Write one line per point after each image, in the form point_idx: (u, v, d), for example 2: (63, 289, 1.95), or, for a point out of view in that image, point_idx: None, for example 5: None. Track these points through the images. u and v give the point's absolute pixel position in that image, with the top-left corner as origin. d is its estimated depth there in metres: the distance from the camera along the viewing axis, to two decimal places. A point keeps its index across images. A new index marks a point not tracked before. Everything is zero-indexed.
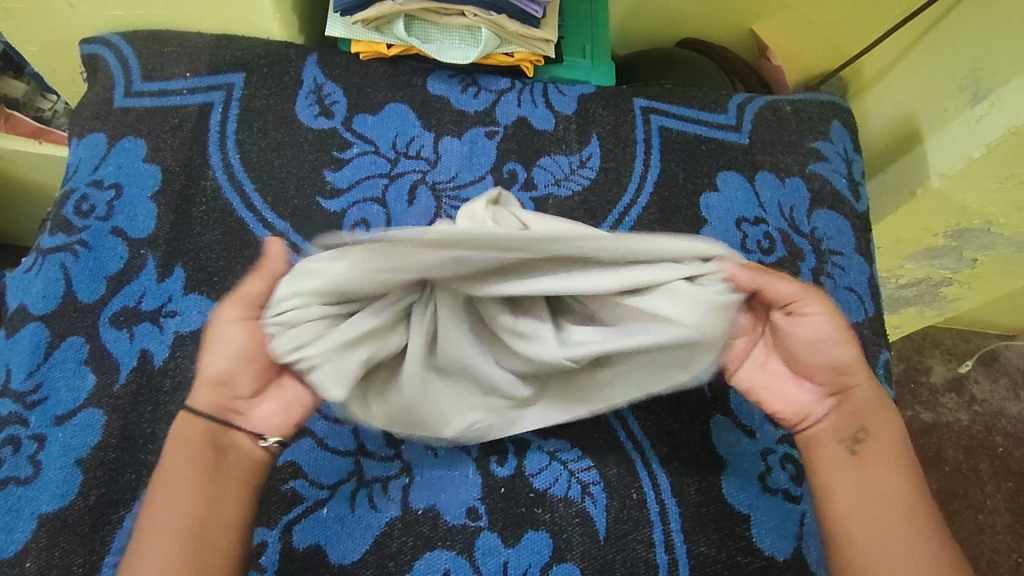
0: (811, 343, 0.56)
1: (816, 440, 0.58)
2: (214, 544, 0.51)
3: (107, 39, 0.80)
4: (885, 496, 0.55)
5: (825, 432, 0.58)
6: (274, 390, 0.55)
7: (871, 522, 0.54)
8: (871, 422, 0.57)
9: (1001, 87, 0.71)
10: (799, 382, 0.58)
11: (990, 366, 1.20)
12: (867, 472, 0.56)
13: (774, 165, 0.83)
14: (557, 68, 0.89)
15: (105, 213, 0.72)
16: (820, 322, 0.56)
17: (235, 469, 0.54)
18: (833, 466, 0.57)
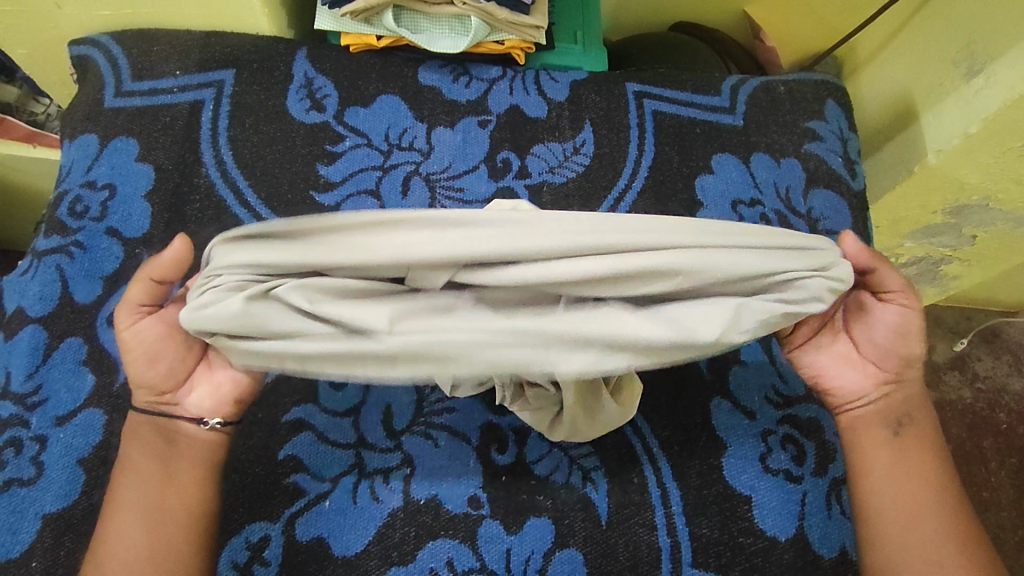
0: (887, 336, 0.55)
1: (862, 422, 0.57)
2: (176, 529, 0.52)
3: (96, 40, 0.80)
4: (914, 480, 0.55)
5: (873, 415, 0.56)
6: (204, 373, 0.54)
7: (899, 500, 0.54)
8: (916, 411, 0.57)
9: (997, 60, 0.70)
10: (862, 367, 0.56)
11: (992, 344, 1.20)
12: (903, 460, 0.55)
13: (769, 146, 0.82)
14: (549, 55, 0.88)
15: (99, 213, 0.71)
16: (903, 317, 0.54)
17: (189, 452, 0.54)
18: (871, 448, 0.56)
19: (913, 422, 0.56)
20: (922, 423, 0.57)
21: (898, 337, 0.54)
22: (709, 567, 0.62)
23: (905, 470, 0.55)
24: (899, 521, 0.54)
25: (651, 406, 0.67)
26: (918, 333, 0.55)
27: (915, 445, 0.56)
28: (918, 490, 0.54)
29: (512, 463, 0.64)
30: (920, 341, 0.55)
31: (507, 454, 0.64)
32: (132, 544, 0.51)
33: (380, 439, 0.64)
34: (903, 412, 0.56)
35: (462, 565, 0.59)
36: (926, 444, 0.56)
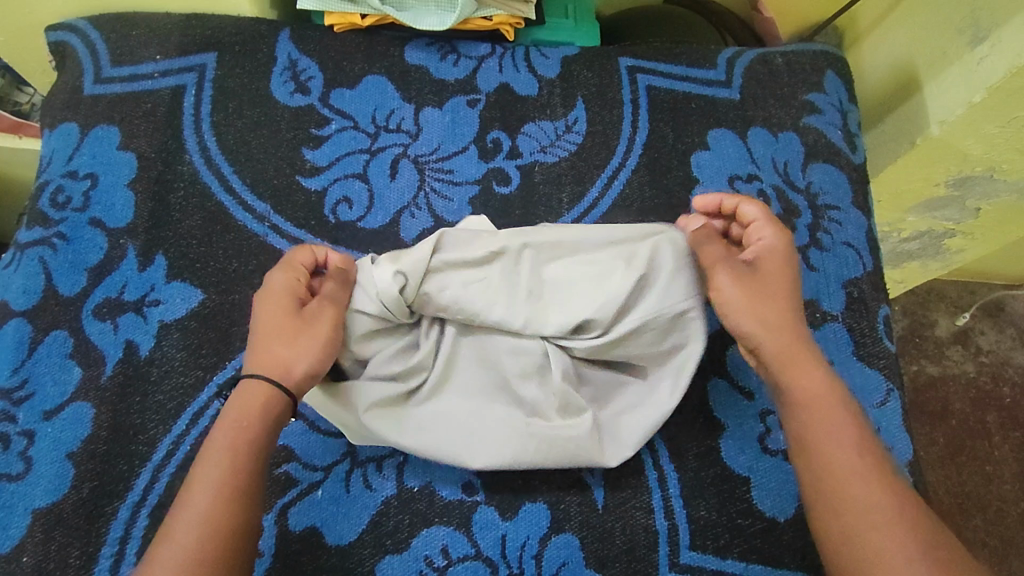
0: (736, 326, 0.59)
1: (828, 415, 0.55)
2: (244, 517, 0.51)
3: (73, 25, 0.78)
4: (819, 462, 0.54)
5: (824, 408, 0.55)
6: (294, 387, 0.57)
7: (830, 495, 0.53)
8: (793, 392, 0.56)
9: (1002, 26, 0.68)
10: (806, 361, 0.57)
11: (995, 317, 1.18)
12: (799, 420, 0.54)
13: (767, 120, 0.80)
14: (540, 30, 0.85)
15: (81, 203, 0.70)
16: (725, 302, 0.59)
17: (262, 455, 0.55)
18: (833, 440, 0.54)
19: (799, 381, 0.55)
20: (812, 378, 0.55)
21: (746, 299, 0.59)
22: (707, 549, 0.61)
23: (809, 433, 0.53)
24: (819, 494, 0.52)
25: None
26: (761, 282, 0.59)
27: (811, 403, 0.54)
28: (831, 449, 0.52)
29: None
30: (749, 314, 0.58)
31: None
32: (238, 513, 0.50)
33: None
34: (781, 369, 0.56)
35: (456, 552, 0.59)
36: (823, 400, 0.54)
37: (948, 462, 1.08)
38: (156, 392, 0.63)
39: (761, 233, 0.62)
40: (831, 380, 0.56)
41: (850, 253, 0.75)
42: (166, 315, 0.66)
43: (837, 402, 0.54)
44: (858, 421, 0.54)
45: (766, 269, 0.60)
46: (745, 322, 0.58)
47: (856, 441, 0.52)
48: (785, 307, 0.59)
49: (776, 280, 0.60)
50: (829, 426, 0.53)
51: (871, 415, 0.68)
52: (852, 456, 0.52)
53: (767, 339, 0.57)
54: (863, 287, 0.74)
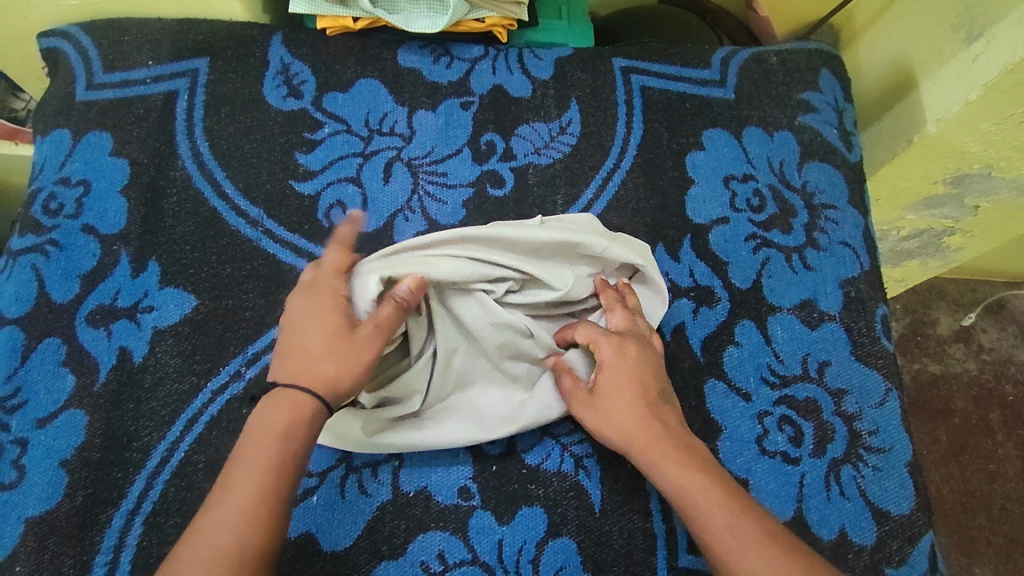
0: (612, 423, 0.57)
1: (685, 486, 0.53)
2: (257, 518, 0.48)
3: (65, 31, 0.77)
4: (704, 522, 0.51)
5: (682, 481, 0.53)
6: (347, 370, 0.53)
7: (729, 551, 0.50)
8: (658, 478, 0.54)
9: (997, 23, 0.67)
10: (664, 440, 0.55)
11: (997, 315, 1.18)
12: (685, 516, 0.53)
13: (761, 119, 0.80)
14: (533, 32, 0.85)
15: (74, 210, 0.70)
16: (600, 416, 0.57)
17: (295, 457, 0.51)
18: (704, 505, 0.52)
19: (662, 478, 0.54)
20: (670, 472, 0.54)
21: (595, 422, 0.58)
22: (705, 552, 0.60)
23: (692, 524, 0.52)
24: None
25: None
26: (604, 398, 0.58)
27: (682, 501, 0.53)
28: (712, 537, 0.50)
29: (502, 452, 0.62)
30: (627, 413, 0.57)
31: (497, 443, 0.63)
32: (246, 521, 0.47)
33: None
34: (647, 470, 0.55)
35: (453, 557, 0.58)
36: (691, 492, 0.53)
37: (951, 461, 1.08)
38: (150, 398, 0.62)
39: (600, 347, 0.59)
40: (695, 460, 0.54)
41: (847, 253, 0.75)
42: (159, 321, 0.65)
43: (703, 483, 0.53)
44: (730, 493, 0.52)
45: (608, 383, 0.58)
46: (611, 441, 0.57)
47: (733, 519, 0.51)
48: (640, 412, 0.56)
49: (624, 383, 0.57)
50: (705, 514, 0.51)
51: (870, 416, 0.67)
52: (733, 537, 0.50)
53: (631, 452, 0.56)
54: (860, 286, 0.73)
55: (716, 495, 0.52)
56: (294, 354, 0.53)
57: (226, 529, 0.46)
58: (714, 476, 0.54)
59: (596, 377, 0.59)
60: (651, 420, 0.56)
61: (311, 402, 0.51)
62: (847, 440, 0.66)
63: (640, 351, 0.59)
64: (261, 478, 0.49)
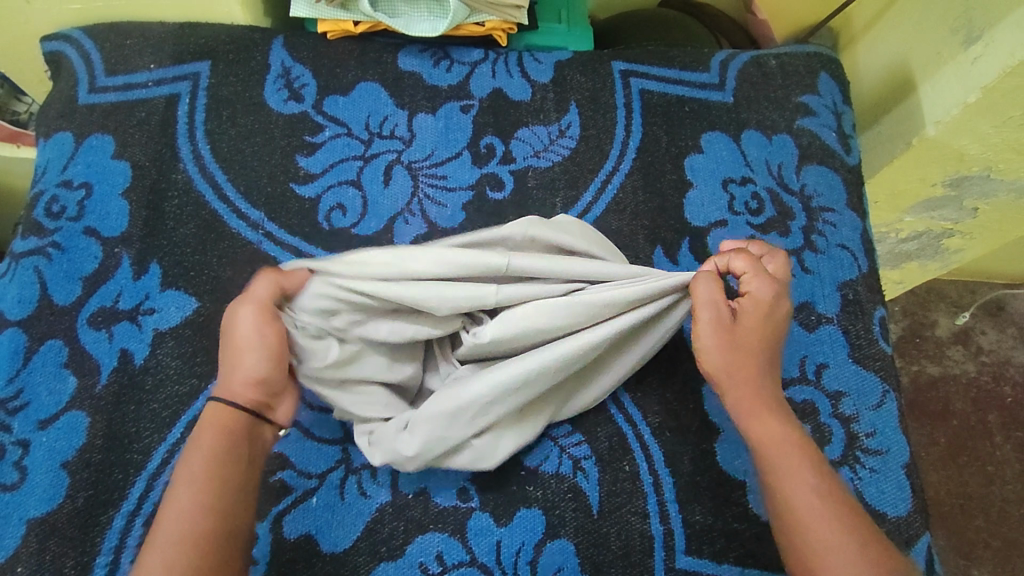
0: (727, 365, 0.56)
1: (784, 449, 0.52)
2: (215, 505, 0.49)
3: (68, 35, 0.78)
4: (795, 484, 0.51)
5: (781, 441, 0.53)
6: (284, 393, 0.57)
7: (815, 515, 0.49)
8: (754, 430, 0.54)
9: (995, 26, 0.68)
10: (773, 408, 0.55)
11: (996, 317, 1.18)
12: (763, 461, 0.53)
13: (760, 122, 0.80)
14: (533, 35, 0.86)
15: (76, 213, 0.70)
16: (714, 353, 0.56)
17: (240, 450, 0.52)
18: (794, 469, 0.51)
19: (760, 430, 0.54)
20: (773, 428, 0.54)
21: (714, 347, 0.56)
22: (703, 553, 0.61)
23: (773, 479, 0.52)
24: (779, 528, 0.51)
25: (641, 393, 0.66)
26: (732, 329, 0.56)
27: (772, 450, 0.53)
28: (797, 498, 0.50)
29: None
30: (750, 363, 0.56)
31: None
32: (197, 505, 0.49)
33: None
34: (743, 418, 0.55)
35: (451, 558, 0.59)
36: (784, 447, 0.53)
37: (950, 463, 1.08)
38: (151, 400, 0.63)
39: (750, 285, 0.58)
40: (795, 426, 0.54)
41: (845, 255, 0.75)
42: (160, 323, 0.66)
43: (802, 451, 0.52)
44: (819, 462, 0.52)
45: (743, 321, 0.57)
46: (712, 367, 0.56)
47: (818, 484, 0.51)
48: (763, 363, 0.56)
49: (756, 335, 0.56)
50: (790, 468, 0.51)
51: (867, 418, 0.68)
52: (809, 499, 0.50)
53: (733, 387, 0.55)
54: (858, 289, 0.74)
55: (807, 461, 0.52)
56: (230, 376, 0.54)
57: (178, 518, 0.48)
58: (807, 444, 0.53)
59: (737, 310, 0.57)
60: (770, 384, 0.56)
61: (242, 416, 0.53)
62: (845, 442, 0.67)
63: (786, 313, 0.58)
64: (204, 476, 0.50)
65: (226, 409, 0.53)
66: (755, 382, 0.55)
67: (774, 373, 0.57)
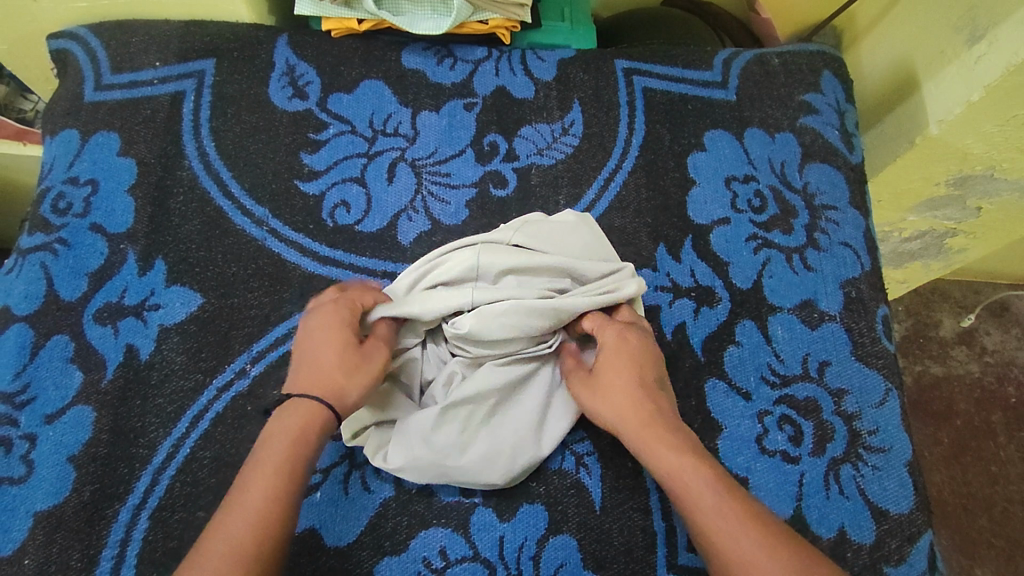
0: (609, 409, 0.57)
1: (675, 472, 0.52)
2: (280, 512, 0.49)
3: (74, 33, 0.78)
4: (698, 505, 0.50)
5: (673, 464, 0.53)
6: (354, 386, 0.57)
7: (724, 528, 0.48)
8: (651, 463, 0.54)
9: (999, 25, 0.68)
10: (662, 433, 0.55)
11: (1000, 317, 1.18)
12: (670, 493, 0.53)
13: (763, 120, 0.80)
14: (536, 34, 0.86)
15: (82, 209, 0.71)
16: (597, 398, 0.58)
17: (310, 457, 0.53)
18: (694, 491, 0.51)
19: (653, 458, 0.54)
20: (665, 453, 0.53)
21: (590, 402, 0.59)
22: None
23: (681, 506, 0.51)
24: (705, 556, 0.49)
25: None
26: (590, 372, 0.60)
27: (666, 473, 0.53)
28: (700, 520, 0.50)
29: None
30: (627, 394, 0.57)
31: None
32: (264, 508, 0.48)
33: None
34: (640, 450, 0.55)
35: (454, 553, 0.59)
36: (675, 467, 0.53)
37: (953, 463, 1.08)
38: (156, 395, 0.63)
39: (602, 332, 0.62)
40: (686, 440, 0.55)
41: (848, 254, 0.75)
42: (166, 319, 0.66)
43: (697, 466, 0.52)
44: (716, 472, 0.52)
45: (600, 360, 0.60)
46: (607, 419, 0.58)
47: (717, 497, 0.50)
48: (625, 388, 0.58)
49: (617, 367, 0.59)
50: (689, 489, 0.51)
51: (870, 415, 0.68)
52: (720, 516, 0.49)
53: (615, 422, 0.57)
54: (861, 287, 0.74)
55: (706, 477, 0.51)
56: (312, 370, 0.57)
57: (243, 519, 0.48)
58: (703, 458, 0.53)
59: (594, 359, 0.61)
60: (650, 404, 0.57)
61: (320, 415, 0.54)
62: (847, 440, 0.67)
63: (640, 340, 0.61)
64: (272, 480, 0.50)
65: (300, 405, 0.54)
66: (626, 412, 0.57)
67: (653, 397, 0.57)
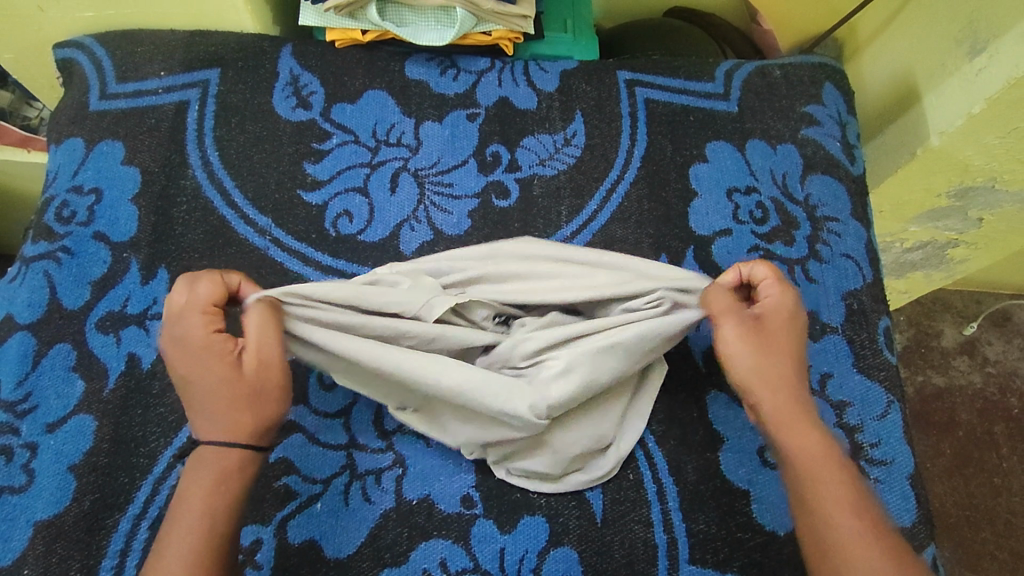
0: (747, 370, 0.56)
1: (813, 462, 0.51)
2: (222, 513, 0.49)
3: (80, 42, 0.79)
4: (829, 499, 0.49)
5: (814, 454, 0.52)
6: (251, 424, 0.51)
7: (849, 527, 0.48)
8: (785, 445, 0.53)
9: (1000, 37, 0.68)
10: (805, 426, 0.53)
11: (1002, 327, 1.18)
12: (792, 472, 0.52)
13: (765, 131, 0.81)
14: (538, 45, 0.86)
15: (86, 218, 0.71)
16: (736, 345, 0.57)
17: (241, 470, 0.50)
18: (825, 488, 0.50)
19: (795, 441, 0.53)
20: (812, 441, 0.52)
21: (744, 355, 0.56)
22: (707, 563, 0.61)
23: (806, 492, 0.50)
24: (812, 542, 0.49)
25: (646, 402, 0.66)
26: (768, 345, 0.57)
27: (811, 465, 0.51)
28: (835, 516, 0.48)
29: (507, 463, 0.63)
30: (770, 363, 0.56)
31: None
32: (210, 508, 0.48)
33: (371, 439, 0.63)
34: (778, 432, 0.54)
35: (455, 565, 0.59)
36: (823, 464, 0.51)
37: (956, 474, 1.07)
38: (158, 404, 0.63)
39: (769, 293, 0.59)
40: (835, 444, 0.53)
41: (850, 265, 0.75)
42: None
43: (836, 462, 0.51)
44: (858, 486, 0.50)
45: (774, 328, 0.57)
46: (740, 376, 0.56)
47: (857, 505, 0.49)
48: (805, 397, 0.55)
49: (788, 340, 0.57)
50: (834, 490, 0.50)
51: (872, 428, 0.68)
52: (843, 521, 0.48)
53: (767, 395, 0.55)
54: (862, 298, 0.74)
55: (842, 477, 0.50)
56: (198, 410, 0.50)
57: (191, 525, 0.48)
58: (849, 470, 0.51)
59: (761, 317, 0.58)
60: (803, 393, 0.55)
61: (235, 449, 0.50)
62: (849, 452, 0.66)
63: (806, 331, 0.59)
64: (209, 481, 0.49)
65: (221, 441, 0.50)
66: (784, 393, 0.55)
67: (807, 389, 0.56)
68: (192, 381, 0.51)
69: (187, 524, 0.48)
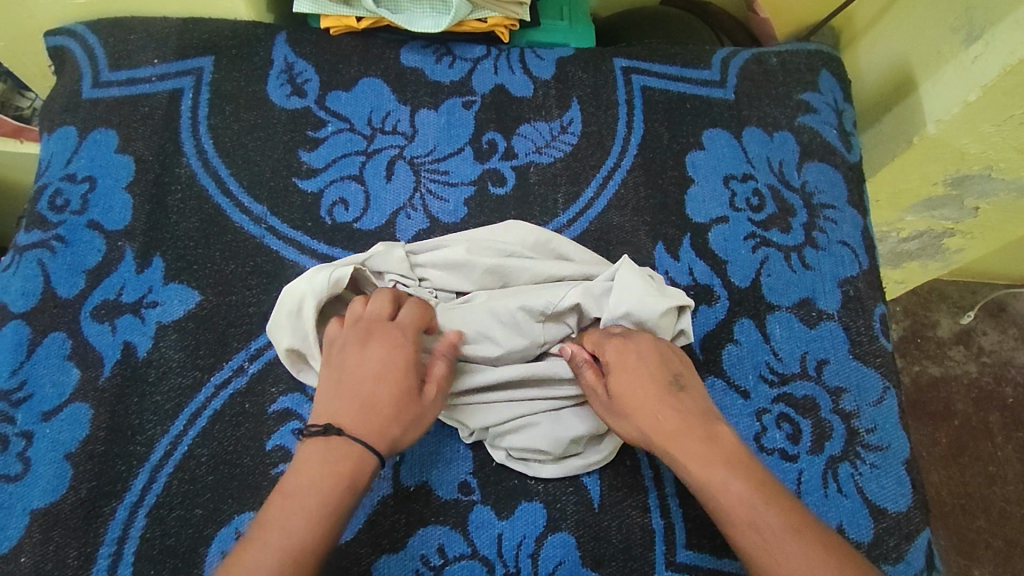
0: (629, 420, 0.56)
1: (707, 477, 0.51)
2: (319, 516, 0.48)
3: (72, 30, 0.78)
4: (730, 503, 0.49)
5: (702, 464, 0.51)
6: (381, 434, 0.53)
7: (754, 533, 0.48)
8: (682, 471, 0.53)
9: (996, 25, 0.68)
10: (682, 444, 0.53)
11: (997, 317, 1.18)
12: (710, 506, 0.51)
13: (762, 119, 0.80)
14: (535, 32, 0.86)
15: (80, 207, 0.71)
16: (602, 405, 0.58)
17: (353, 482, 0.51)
18: (724, 497, 0.50)
19: (684, 464, 0.52)
20: (692, 450, 0.52)
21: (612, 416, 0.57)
22: (703, 548, 0.61)
23: (718, 514, 0.50)
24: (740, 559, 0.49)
25: None
26: (626, 413, 0.56)
27: (703, 484, 0.51)
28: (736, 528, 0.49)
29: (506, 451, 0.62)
30: (646, 404, 0.55)
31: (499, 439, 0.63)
32: (318, 501, 0.49)
33: None
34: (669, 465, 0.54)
35: (453, 550, 0.59)
36: (715, 477, 0.51)
37: (951, 463, 1.08)
38: (154, 393, 0.63)
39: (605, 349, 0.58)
40: (723, 445, 0.52)
41: (846, 252, 0.75)
42: (163, 317, 0.66)
43: (728, 468, 0.51)
44: (760, 480, 0.50)
45: (622, 389, 0.56)
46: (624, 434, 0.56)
47: (760, 516, 0.48)
48: (684, 411, 0.54)
49: (633, 376, 0.56)
50: (753, 518, 0.48)
51: (868, 414, 0.68)
52: (754, 523, 0.48)
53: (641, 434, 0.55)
54: (858, 285, 0.74)
55: (736, 482, 0.50)
56: (346, 397, 0.54)
57: (292, 513, 0.48)
58: (743, 464, 0.51)
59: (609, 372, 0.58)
60: (679, 411, 0.55)
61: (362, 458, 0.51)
62: (845, 438, 0.67)
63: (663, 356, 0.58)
64: (328, 481, 0.50)
65: (348, 442, 0.51)
66: (659, 422, 0.54)
67: (683, 402, 0.55)
68: (385, 376, 0.54)
69: (300, 517, 0.48)
